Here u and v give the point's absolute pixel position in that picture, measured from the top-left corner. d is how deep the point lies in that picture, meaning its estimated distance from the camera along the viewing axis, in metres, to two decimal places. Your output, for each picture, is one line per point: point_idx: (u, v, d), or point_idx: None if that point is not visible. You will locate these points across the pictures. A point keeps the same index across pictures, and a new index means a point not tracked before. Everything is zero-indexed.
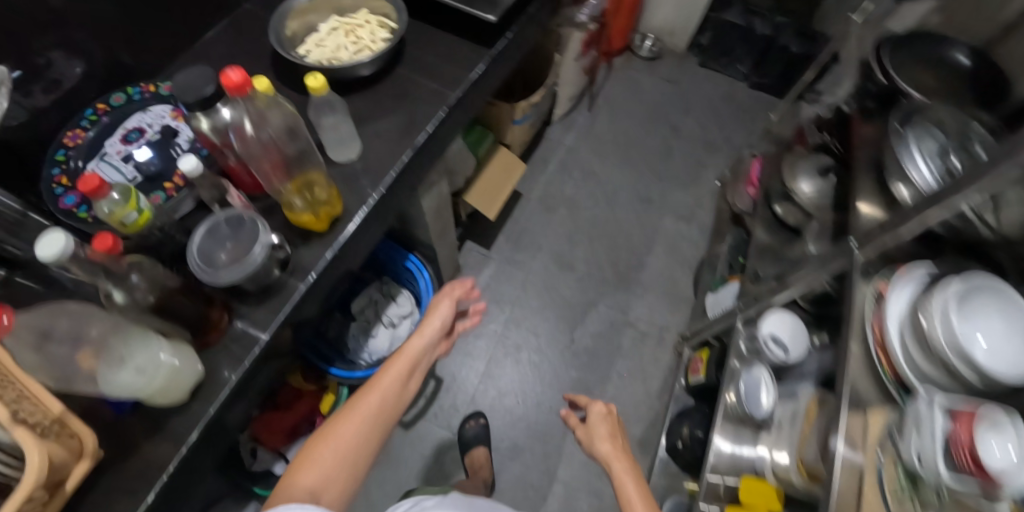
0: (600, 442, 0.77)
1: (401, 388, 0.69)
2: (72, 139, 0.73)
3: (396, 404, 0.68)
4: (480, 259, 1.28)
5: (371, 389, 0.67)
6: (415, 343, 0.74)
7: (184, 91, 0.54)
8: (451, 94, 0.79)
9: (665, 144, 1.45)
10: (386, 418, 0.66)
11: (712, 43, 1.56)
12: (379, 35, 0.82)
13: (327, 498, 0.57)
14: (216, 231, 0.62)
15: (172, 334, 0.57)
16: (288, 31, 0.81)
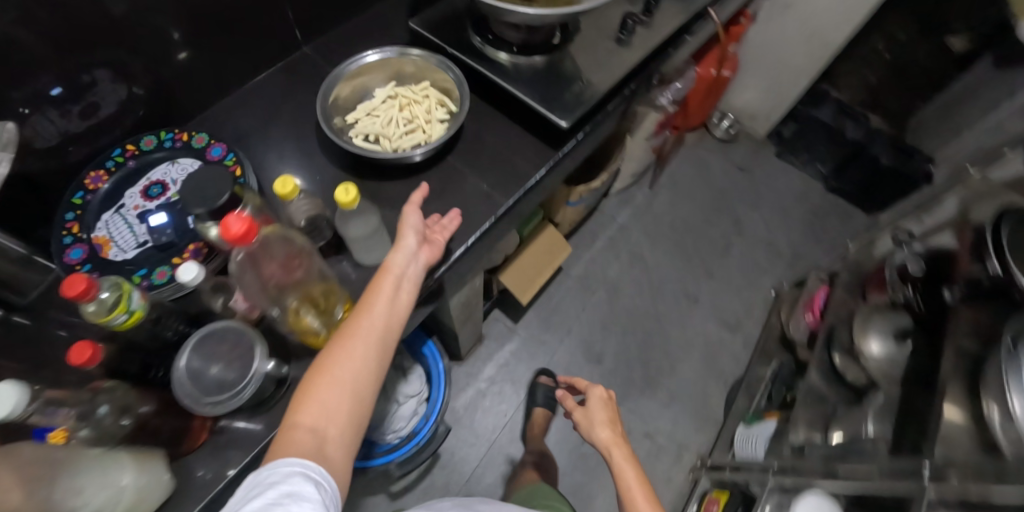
0: (600, 427, 0.73)
1: (392, 310, 0.54)
2: (94, 181, 0.68)
3: (393, 326, 0.53)
4: (505, 332, 1.22)
5: (356, 316, 0.52)
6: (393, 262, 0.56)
7: (192, 195, 0.47)
8: (502, 199, 0.70)
9: (723, 240, 1.35)
10: (385, 342, 0.52)
11: (795, 137, 1.44)
12: (436, 114, 0.73)
13: (336, 432, 0.47)
14: (204, 341, 0.55)
15: (144, 456, 0.51)
16: (337, 94, 0.72)
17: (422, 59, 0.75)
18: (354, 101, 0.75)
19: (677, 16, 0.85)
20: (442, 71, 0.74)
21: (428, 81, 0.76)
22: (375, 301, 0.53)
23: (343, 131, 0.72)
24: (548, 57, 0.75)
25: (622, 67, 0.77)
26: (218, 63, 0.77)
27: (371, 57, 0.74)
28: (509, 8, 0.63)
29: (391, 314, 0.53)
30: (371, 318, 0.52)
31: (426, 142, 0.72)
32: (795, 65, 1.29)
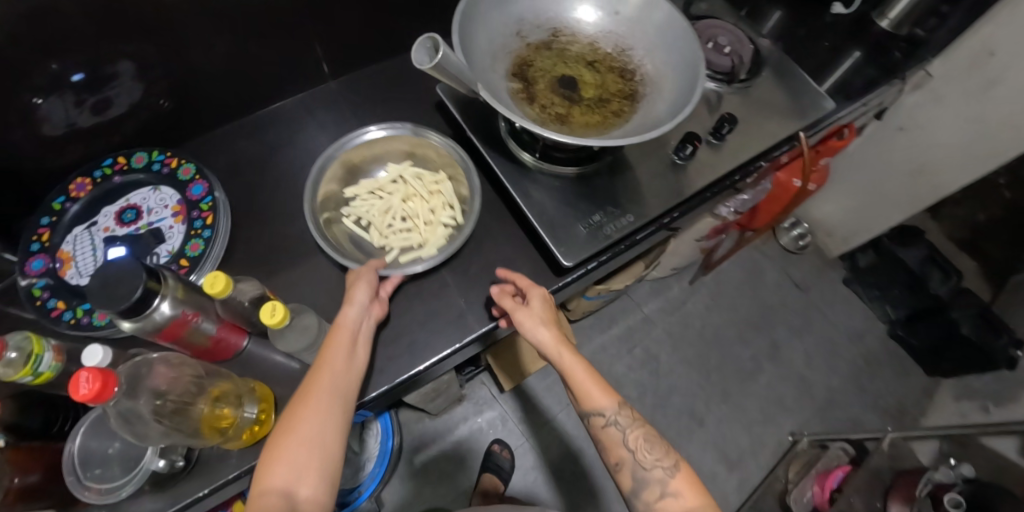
0: (541, 324, 0.55)
1: (348, 368, 0.51)
2: (77, 188, 0.65)
3: (352, 384, 0.51)
4: (487, 398, 1.16)
5: (315, 375, 0.49)
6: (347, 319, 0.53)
7: (102, 295, 0.42)
8: (475, 324, 0.61)
9: (753, 363, 1.21)
10: (349, 396, 0.50)
11: (869, 269, 1.26)
12: (440, 214, 0.64)
13: (306, 493, 0.45)
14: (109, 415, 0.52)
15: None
16: (342, 163, 0.66)
17: (445, 147, 0.67)
18: (362, 172, 0.68)
19: (761, 141, 0.69)
20: (461, 166, 0.66)
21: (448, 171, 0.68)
22: (333, 358, 0.50)
23: (335, 207, 0.65)
24: (581, 169, 0.63)
25: (664, 199, 0.63)
26: (239, 87, 0.72)
27: (392, 132, 0.68)
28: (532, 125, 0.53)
29: (348, 375, 0.50)
30: (329, 378, 0.49)
31: (420, 245, 0.63)
32: (896, 194, 1.13)
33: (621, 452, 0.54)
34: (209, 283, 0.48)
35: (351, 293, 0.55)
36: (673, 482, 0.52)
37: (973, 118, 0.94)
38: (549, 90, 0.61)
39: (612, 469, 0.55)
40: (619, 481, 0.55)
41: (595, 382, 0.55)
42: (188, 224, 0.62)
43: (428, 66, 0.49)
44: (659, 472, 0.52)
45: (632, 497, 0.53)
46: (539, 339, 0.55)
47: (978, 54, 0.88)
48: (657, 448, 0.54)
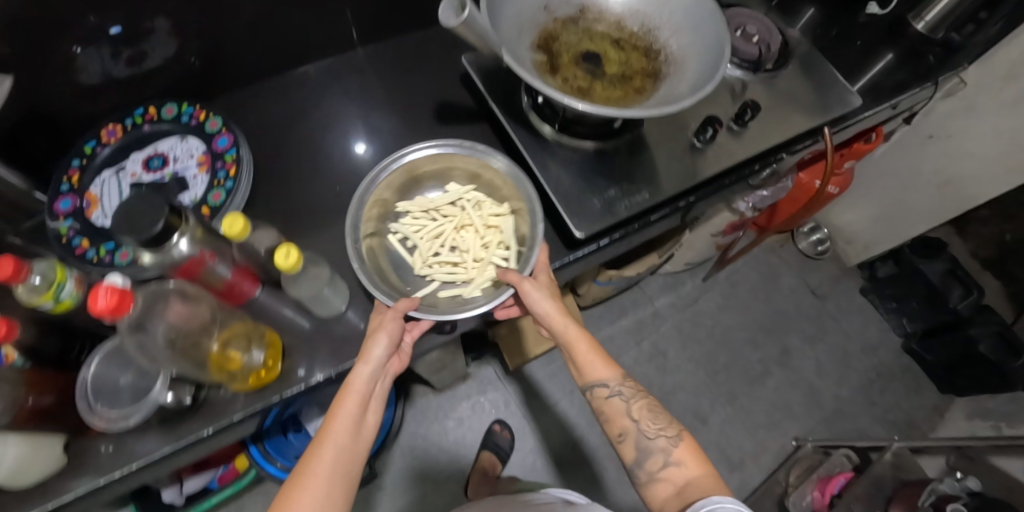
0: (543, 293, 0.57)
1: (354, 434, 0.50)
2: (108, 135, 0.67)
3: (357, 451, 0.50)
4: (492, 380, 1.17)
5: (321, 437, 0.49)
6: (358, 378, 0.52)
7: (126, 224, 0.44)
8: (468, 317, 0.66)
9: (762, 366, 1.19)
10: (353, 461, 0.49)
11: (888, 280, 1.24)
12: (488, 255, 0.64)
13: None
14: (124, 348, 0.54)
15: (36, 434, 0.49)
16: (403, 173, 0.65)
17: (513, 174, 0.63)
18: (422, 186, 0.69)
19: (783, 130, 0.68)
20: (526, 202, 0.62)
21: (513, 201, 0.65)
22: (339, 422, 0.50)
23: (386, 221, 0.66)
24: (601, 144, 0.63)
25: (681, 181, 0.63)
26: (268, 46, 0.73)
27: (463, 151, 0.65)
28: (552, 93, 0.53)
29: (355, 442, 0.50)
30: (334, 445, 0.49)
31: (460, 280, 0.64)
32: (919, 204, 1.11)
33: (624, 423, 0.55)
34: (230, 225, 0.49)
35: (367, 351, 0.53)
36: (677, 451, 0.52)
37: (1005, 130, 0.92)
38: (573, 64, 0.61)
39: (615, 440, 0.56)
40: (622, 453, 0.55)
41: (597, 354, 0.57)
42: (212, 175, 0.64)
43: (453, 24, 0.49)
44: (661, 441, 0.53)
45: (636, 468, 0.54)
46: (540, 307, 0.57)
47: (1015, 64, 0.86)
48: (660, 419, 0.55)
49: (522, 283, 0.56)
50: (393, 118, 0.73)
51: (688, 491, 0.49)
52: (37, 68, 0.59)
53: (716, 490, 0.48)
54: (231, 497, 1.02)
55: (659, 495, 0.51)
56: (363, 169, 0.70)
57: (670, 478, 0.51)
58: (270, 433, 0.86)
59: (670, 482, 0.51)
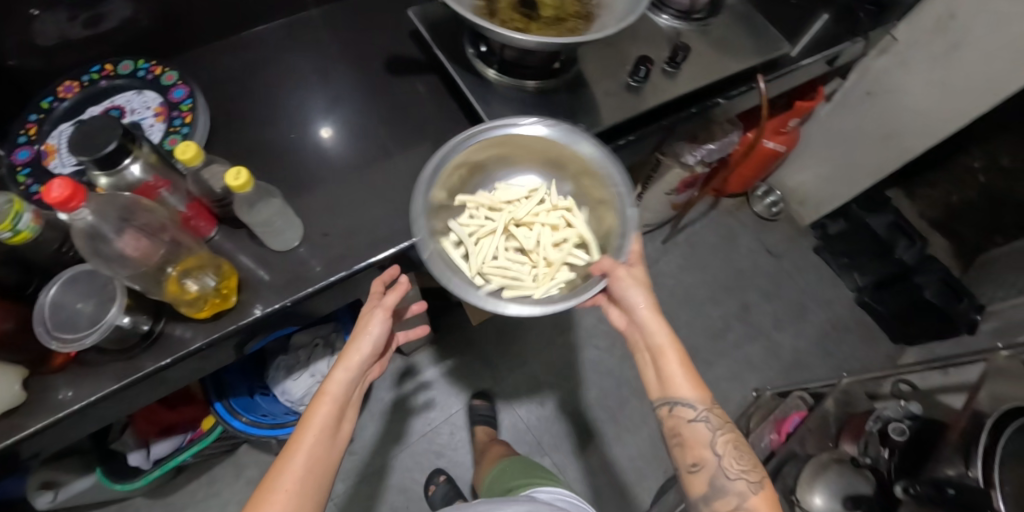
0: (639, 288, 0.60)
1: (331, 437, 0.57)
2: (65, 90, 0.69)
3: (331, 453, 0.56)
4: (458, 346, 1.18)
5: (300, 434, 0.55)
6: (338, 383, 0.58)
7: (80, 144, 0.47)
8: (408, 314, 0.76)
9: (722, 322, 1.24)
10: (330, 458, 0.56)
11: (839, 237, 1.30)
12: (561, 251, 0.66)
13: None
14: (80, 281, 0.56)
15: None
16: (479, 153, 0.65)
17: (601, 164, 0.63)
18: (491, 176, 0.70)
19: (713, 72, 0.73)
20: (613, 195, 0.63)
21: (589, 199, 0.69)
22: (315, 424, 0.56)
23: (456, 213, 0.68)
24: (542, 84, 0.67)
25: (617, 117, 0.67)
26: (221, 6, 0.75)
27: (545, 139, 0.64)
28: (489, 28, 0.56)
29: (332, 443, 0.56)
30: (311, 446, 0.55)
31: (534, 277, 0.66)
32: (863, 162, 1.17)
33: (703, 454, 0.58)
34: (183, 152, 0.51)
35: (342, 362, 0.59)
36: (753, 499, 0.55)
37: (937, 82, 0.97)
38: (511, 8, 0.64)
39: (685, 469, 0.59)
40: (689, 483, 0.58)
41: (688, 374, 0.60)
42: (168, 124, 0.65)
43: None
44: (740, 483, 0.56)
45: (703, 503, 0.57)
46: (637, 301, 0.60)
47: (941, 17, 0.92)
48: (743, 460, 0.57)
49: (618, 271, 0.59)
50: (348, 73, 0.76)
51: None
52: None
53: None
54: (203, 466, 1.03)
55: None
56: (318, 119, 0.72)
57: None
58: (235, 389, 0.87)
59: None
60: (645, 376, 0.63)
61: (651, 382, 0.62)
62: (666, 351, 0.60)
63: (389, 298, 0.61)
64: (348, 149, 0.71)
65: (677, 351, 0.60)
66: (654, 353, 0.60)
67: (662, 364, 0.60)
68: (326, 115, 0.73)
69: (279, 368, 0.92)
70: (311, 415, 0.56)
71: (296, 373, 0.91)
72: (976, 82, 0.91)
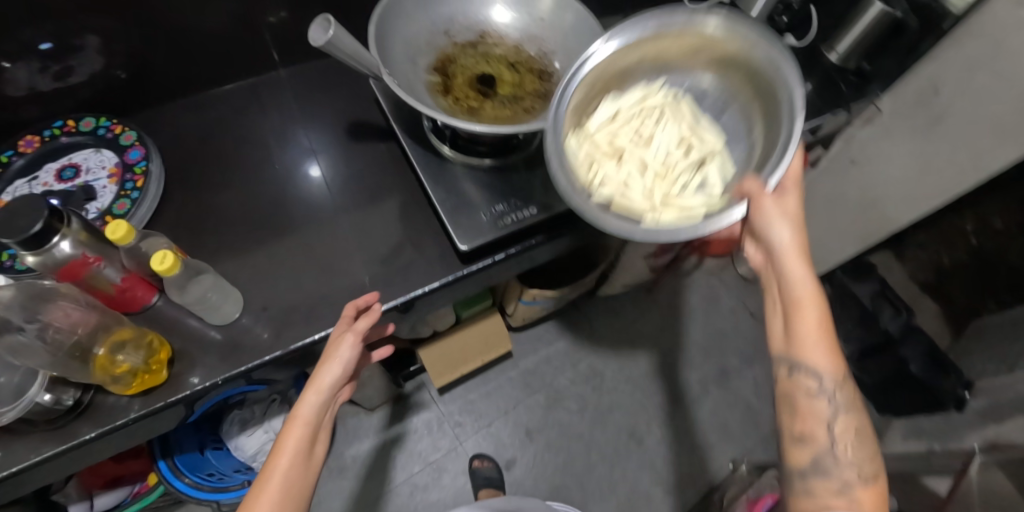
0: (787, 224, 0.54)
1: (304, 465, 0.50)
2: (25, 145, 0.68)
3: (305, 481, 0.50)
4: (425, 401, 1.13)
5: (270, 462, 0.49)
6: (308, 410, 0.52)
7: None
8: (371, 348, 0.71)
9: (700, 386, 1.20)
10: (304, 489, 0.50)
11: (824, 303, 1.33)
12: (691, 179, 0.57)
13: None
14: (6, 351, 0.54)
15: None
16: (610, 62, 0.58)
17: (770, 65, 0.53)
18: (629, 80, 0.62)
19: None
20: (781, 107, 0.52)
21: (737, 121, 0.58)
22: (283, 452, 0.50)
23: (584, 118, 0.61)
24: (499, 161, 0.65)
25: None
26: (189, 67, 0.75)
27: (701, 37, 0.56)
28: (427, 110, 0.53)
29: (304, 470, 0.50)
30: (285, 473, 0.49)
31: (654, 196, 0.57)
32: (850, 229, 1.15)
33: (813, 427, 0.52)
34: (113, 231, 0.50)
35: (306, 390, 0.52)
36: (858, 491, 0.49)
37: (920, 154, 0.94)
38: (467, 85, 0.64)
39: (789, 438, 0.54)
40: (790, 450, 0.53)
41: (826, 339, 0.53)
42: (122, 187, 0.65)
43: (318, 45, 0.48)
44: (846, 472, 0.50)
45: (801, 477, 0.52)
46: (782, 242, 0.54)
47: (925, 89, 0.88)
48: (858, 451, 0.52)
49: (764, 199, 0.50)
50: (317, 137, 0.76)
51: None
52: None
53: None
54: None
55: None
56: (283, 184, 0.72)
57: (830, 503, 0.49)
58: (183, 447, 0.87)
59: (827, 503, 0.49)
60: (769, 328, 0.57)
61: (775, 335, 0.56)
62: (805, 306, 0.53)
63: (360, 324, 0.55)
64: (306, 217, 0.70)
65: (818, 308, 0.53)
66: (787, 303, 0.54)
67: (798, 316, 0.53)
68: (289, 181, 0.72)
69: (232, 423, 0.93)
70: (285, 445, 0.50)
71: (249, 429, 0.92)
72: (960, 156, 0.88)
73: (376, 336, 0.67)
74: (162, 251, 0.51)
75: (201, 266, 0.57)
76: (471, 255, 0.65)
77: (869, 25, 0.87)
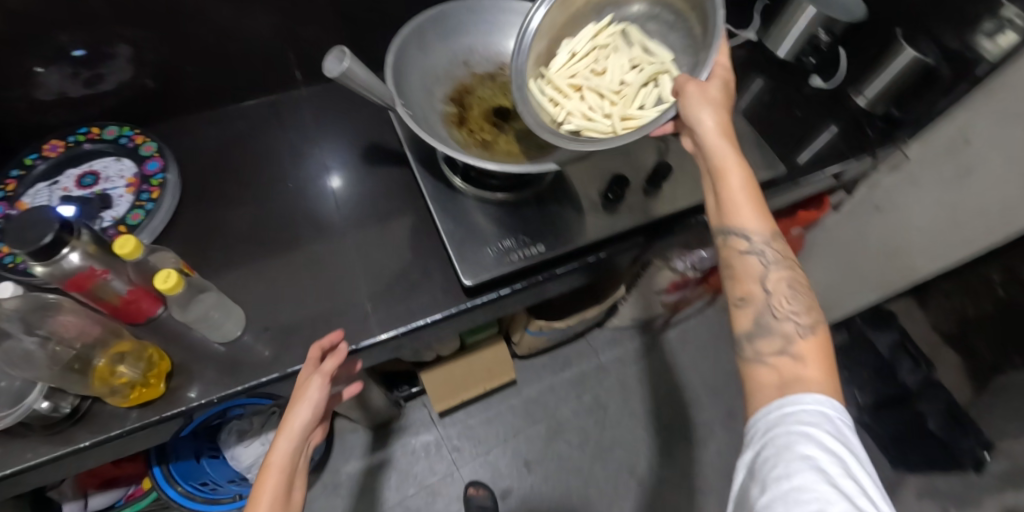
0: (707, 108, 0.52)
1: None
2: (49, 149, 0.70)
3: None
4: (424, 422, 1.12)
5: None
6: (280, 459, 0.50)
7: (14, 237, 0.46)
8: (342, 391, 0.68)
9: (706, 428, 1.17)
10: None
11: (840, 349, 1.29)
12: (647, 95, 0.60)
13: None
14: None
15: None
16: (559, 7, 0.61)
17: None
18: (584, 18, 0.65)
19: (694, 193, 0.68)
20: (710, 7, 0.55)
21: (678, 34, 0.61)
22: (260, 505, 0.48)
23: (545, 60, 0.65)
24: (510, 196, 0.65)
25: (591, 234, 0.64)
26: (215, 80, 0.76)
27: None
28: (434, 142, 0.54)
29: None
30: None
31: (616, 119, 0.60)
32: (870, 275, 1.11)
33: (751, 288, 0.50)
34: (121, 246, 0.50)
35: (276, 440, 0.51)
36: (800, 344, 0.46)
37: (946, 204, 0.90)
38: (483, 118, 0.64)
39: (732, 306, 0.51)
40: (735, 318, 0.50)
41: (753, 201, 0.50)
42: (139, 198, 0.67)
43: (331, 75, 0.50)
44: (788, 325, 0.47)
45: (745, 340, 0.49)
46: (704, 121, 0.51)
47: (955, 139, 0.86)
48: (796, 301, 0.49)
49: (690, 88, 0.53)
50: (335, 157, 0.76)
51: (795, 388, 0.43)
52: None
53: (827, 396, 0.42)
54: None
55: (762, 377, 0.46)
56: (296, 202, 0.72)
57: (778, 367, 0.46)
58: (179, 455, 0.87)
59: (775, 370, 0.46)
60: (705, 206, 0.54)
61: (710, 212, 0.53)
62: (729, 173, 0.51)
63: (327, 365, 0.55)
64: (316, 237, 0.69)
65: (744, 174, 0.50)
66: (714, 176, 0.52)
67: (723, 184, 0.51)
68: (303, 199, 0.72)
69: (230, 432, 0.93)
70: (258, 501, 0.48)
71: (246, 439, 0.92)
72: (990, 210, 0.85)
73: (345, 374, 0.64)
74: (166, 269, 0.52)
75: (203, 283, 0.58)
76: (476, 288, 0.64)
77: (900, 69, 0.88)
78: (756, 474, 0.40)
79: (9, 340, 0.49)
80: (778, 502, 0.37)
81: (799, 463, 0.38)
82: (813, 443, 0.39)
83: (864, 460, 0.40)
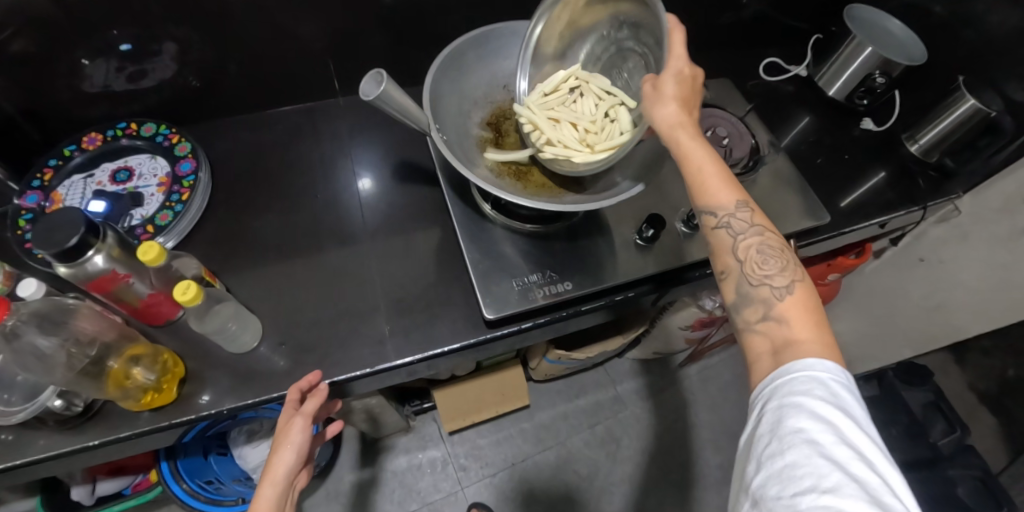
0: (661, 103, 0.48)
1: None
2: (88, 141, 0.70)
3: None
4: (431, 438, 1.10)
5: None
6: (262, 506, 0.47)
7: (44, 241, 0.45)
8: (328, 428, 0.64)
9: (721, 472, 1.12)
10: None
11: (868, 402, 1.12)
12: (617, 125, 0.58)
13: None
14: None
15: None
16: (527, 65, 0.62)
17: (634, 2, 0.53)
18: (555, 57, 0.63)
19: None
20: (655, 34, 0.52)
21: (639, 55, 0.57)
22: None
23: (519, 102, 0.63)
24: (539, 227, 0.63)
25: (623, 274, 0.62)
26: (254, 84, 0.76)
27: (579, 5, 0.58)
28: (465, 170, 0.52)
29: None
30: None
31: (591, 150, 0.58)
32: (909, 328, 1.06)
33: (727, 261, 0.46)
34: (146, 252, 0.49)
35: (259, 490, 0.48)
36: (781, 307, 0.42)
37: (998, 264, 0.85)
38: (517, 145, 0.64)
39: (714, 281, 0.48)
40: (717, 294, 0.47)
41: (719, 176, 0.46)
42: (170, 199, 0.67)
43: (369, 98, 0.49)
44: (765, 292, 0.43)
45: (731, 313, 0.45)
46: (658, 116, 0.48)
47: (1014, 197, 0.80)
48: (770, 264, 0.44)
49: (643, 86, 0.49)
50: (369, 171, 0.75)
51: (787, 354, 0.39)
52: (45, 72, 0.63)
53: (821, 357, 0.38)
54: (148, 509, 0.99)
55: (754, 347, 0.42)
56: (325, 213, 0.71)
57: (767, 333, 0.41)
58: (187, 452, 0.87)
59: (765, 338, 0.41)
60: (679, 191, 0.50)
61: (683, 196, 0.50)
62: (690, 158, 0.46)
63: (308, 405, 0.53)
64: (341, 251, 0.68)
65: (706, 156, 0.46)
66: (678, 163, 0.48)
67: (683, 162, 0.47)
68: (331, 211, 0.72)
69: (240, 432, 0.92)
70: None
71: (255, 441, 0.91)
72: None
73: (323, 414, 0.62)
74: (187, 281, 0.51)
75: (223, 294, 0.59)
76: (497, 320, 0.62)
77: (958, 120, 0.83)
78: (751, 451, 0.38)
79: (21, 340, 0.47)
80: (773, 480, 0.34)
81: (791, 437, 0.35)
82: (804, 413, 0.35)
83: (865, 423, 0.37)
